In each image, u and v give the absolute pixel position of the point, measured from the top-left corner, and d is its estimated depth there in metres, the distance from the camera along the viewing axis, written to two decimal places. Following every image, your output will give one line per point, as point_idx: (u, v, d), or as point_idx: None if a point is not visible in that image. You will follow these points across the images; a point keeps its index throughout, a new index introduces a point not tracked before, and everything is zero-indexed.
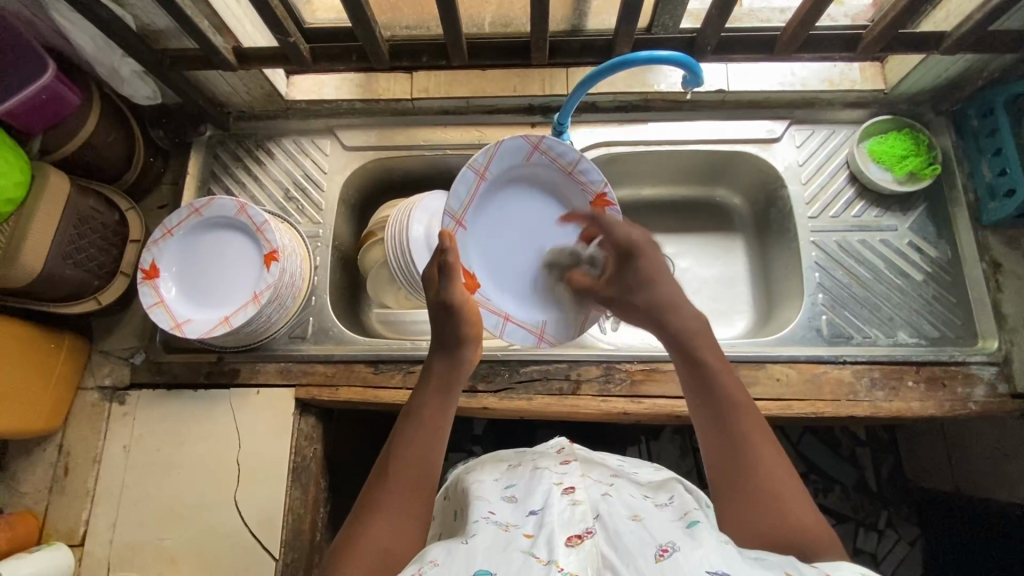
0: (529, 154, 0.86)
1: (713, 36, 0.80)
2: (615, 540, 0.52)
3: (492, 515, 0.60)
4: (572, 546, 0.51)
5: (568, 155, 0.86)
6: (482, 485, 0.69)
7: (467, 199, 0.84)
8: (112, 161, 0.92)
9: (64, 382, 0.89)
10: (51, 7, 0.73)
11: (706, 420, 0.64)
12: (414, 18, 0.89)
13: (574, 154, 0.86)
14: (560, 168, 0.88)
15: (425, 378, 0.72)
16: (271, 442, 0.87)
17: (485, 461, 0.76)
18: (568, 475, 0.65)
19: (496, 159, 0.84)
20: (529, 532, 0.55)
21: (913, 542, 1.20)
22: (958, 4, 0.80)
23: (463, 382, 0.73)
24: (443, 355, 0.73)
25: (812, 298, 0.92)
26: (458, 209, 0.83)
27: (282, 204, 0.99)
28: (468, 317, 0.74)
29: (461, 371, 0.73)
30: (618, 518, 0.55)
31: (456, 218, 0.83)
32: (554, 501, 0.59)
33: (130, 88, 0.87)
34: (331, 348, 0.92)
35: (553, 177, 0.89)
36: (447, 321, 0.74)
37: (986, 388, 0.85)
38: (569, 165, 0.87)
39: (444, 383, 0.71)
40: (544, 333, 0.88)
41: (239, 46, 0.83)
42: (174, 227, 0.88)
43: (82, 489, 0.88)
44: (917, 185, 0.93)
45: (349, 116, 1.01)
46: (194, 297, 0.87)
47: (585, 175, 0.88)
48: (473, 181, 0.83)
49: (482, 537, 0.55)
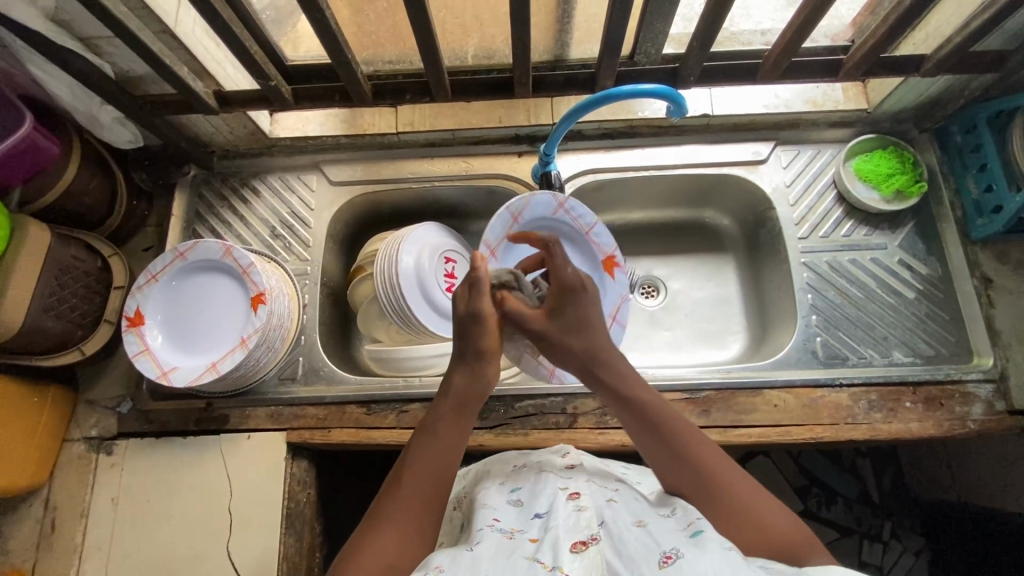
0: (555, 210, 0.91)
1: (695, 66, 0.80)
2: (620, 548, 0.52)
3: (496, 522, 0.59)
4: (577, 553, 0.51)
5: (588, 217, 0.93)
6: (488, 491, 0.67)
7: (498, 235, 0.90)
8: (95, 207, 0.91)
9: (50, 435, 0.87)
10: (26, 60, 0.72)
11: (654, 449, 0.62)
12: (395, 53, 0.88)
13: (591, 219, 0.93)
14: (579, 228, 0.94)
15: (445, 395, 0.66)
16: (264, 487, 0.86)
17: (491, 467, 0.74)
18: (572, 480, 0.64)
19: (529, 209, 0.90)
20: (534, 537, 0.54)
21: (919, 553, 1.17)
22: (938, 26, 0.80)
23: (484, 399, 0.67)
24: (463, 368, 0.67)
25: (806, 320, 0.91)
26: (493, 241, 0.89)
27: (269, 242, 0.98)
28: (493, 330, 0.68)
29: (483, 386, 0.67)
30: (623, 525, 0.55)
31: (489, 249, 0.89)
32: (560, 505, 0.57)
33: (111, 134, 0.86)
34: (323, 389, 0.91)
35: (571, 235, 0.95)
36: (474, 332, 0.67)
37: (984, 407, 0.84)
38: (586, 227, 0.93)
39: (462, 403, 0.65)
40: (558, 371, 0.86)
41: (220, 90, 0.83)
42: (158, 272, 0.86)
43: (69, 545, 0.85)
44: (904, 203, 0.93)
45: (335, 151, 1.01)
46: (194, 326, 0.86)
47: (599, 238, 0.94)
48: (507, 222, 0.89)
49: (486, 545, 0.54)
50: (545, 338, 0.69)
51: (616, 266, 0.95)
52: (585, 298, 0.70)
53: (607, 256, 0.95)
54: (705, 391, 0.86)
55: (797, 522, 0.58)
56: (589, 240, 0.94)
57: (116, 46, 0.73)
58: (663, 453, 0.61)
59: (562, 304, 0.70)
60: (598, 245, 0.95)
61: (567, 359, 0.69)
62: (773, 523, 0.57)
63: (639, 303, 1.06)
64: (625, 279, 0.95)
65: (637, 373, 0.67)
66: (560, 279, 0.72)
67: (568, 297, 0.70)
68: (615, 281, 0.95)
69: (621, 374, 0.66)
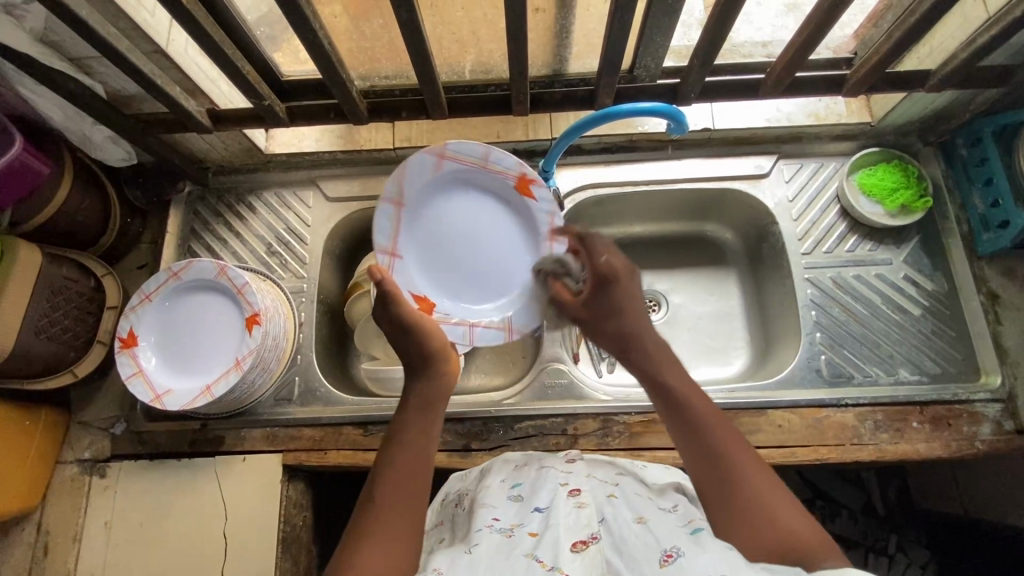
0: (438, 165, 0.83)
1: (696, 82, 0.79)
2: (621, 547, 0.51)
3: (496, 520, 0.58)
4: (577, 552, 0.51)
5: (476, 151, 0.82)
6: (489, 489, 0.65)
7: (392, 231, 0.83)
8: (88, 226, 0.90)
9: (41, 457, 0.86)
10: (16, 82, 0.71)
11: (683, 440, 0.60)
12: (392, 68, 0.86)
13: (479, 149, 0.82)
14: (475, 170, 0.84)
15: (405, 402, 0.65)
16: (260, 510, 0.84)
17: (492, 465, 0.72)
18: (572, 475, 0.63)
19: (406, 183, 0.82)
20: (533, 531, 0.54)
21: (925, 566, 1.15)
22: (942, 41, 0.79)
23: (445, 402, 0.66)
24: (418, 375, 0.67)
25: (810, 337, 0.90)
26: (386, 243, 0.82)
27: (264, 259, 0.97)
28: (433, 331, 0.70)
29: (440, 389, 0.67)
30: (623, 521, 0.53)
31: (386, 251, 0.82)
32: (560, 502, 0.57)
33: (103, 152, 0.85)
34: (319, 410, 0.89)
35: (474, 179, 0.85)
36: (409, 338, 0.69)
37: (992, 426, 0.83)
38: (480, 161, 0.83)
39: (427, 402, 0.64)
40: (513, 325, 0.84)
41: (213, 109, 0.81)
42: (152, 292, 0.85)
43: (62, 570, 0.84)
44: (909, 218, 0.91)
45: (331, 167, 0.99)
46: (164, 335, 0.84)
47: (498, 163, 0.83)
48: (392, 213, 0.82)
49: (486, 547, 0.53)
50: (584, 323, 0.73)
51: (532, 184, 0.84)
52: (622, 287, 0.71)
53: (518, 176, 0.84)
54: None
55: (815, 524, 0.53)
56: (490, 171, 0.84)
57: (108, 66, 0.72)
58: (683, 439, 0.59)
59: (601, 295, 0.71)
60: (502, 172, 0.84)
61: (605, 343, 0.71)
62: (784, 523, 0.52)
63: None
64: (547, 190, 0.84)
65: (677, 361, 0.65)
66: (594, 269, 0.72)
67: (601, 289, 0.71)
68: (536, 200, 0.85)
69: (657, 359, 0.65)
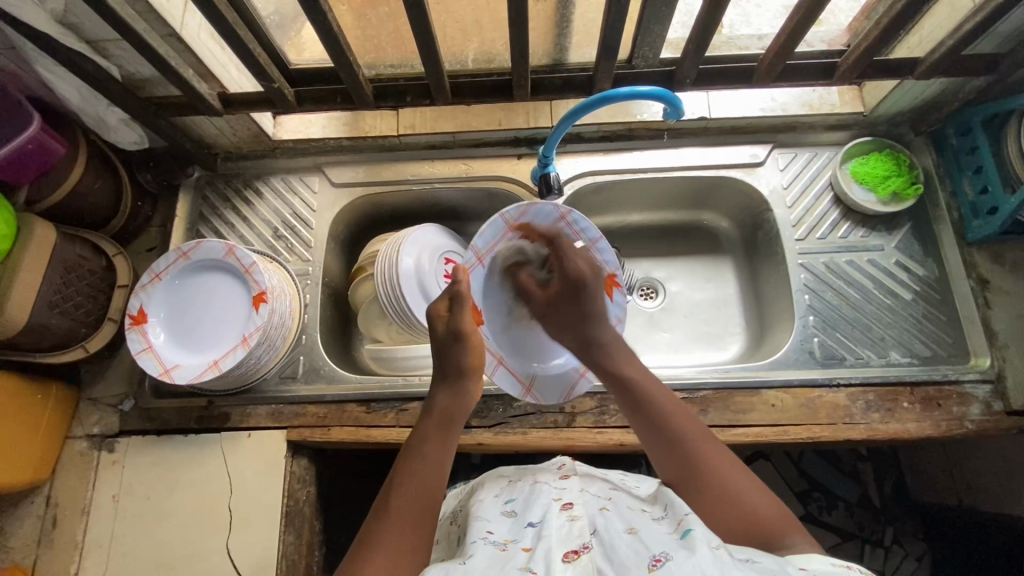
0: (556, 223, 0.85)
1: (691, 69, 0.81)
2: (612, 554, 0.52)
3: (490, 533, 0.60)
4: (568, 562, 0.51)
5: (591, 232, 0.85)
6: (483, 504, 0.68)
7: (491, 242, 0.84)
8: (100, 208, 0.92)
9: (52, 432, 0.88)
10: (37, 63, 0.73)
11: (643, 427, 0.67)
12: (397, 56, 0.89)
13: (596, 234, 0.85)
14: (579, 242, 0.87)
15: (430, 412, 0.69)
16: (265, 484, 0.86)
17: (486, 479, 0.76)
18: (566, 490, 0.64)
19: (528, 218, 0.84)
20: (527, 546, 0.55)
21: (920, 558, 1.17)
22: (930, 32, 0.82)
23: (468, 416, 0.70)
24: (445, 388, 0.70)
25: (803, 320, 0.92)
26: (482, 248, 0.83)
27: (271, 242, 0.99)
28: (474, 346, 0.71)
29: (463, 403, 0.69)
30: (614, 532, 0.55)
31: (476, 255, 0.83)
32: (552, 516, 0.58)
33: (116, 135, 0.88)
34: (323, 388, 0.91)
35: None
36: (456, 349, 0.71)
37: (981, 407, 0.84)
38: (588, 243, 0.86)
39: (447, 418, 0.67)
40: (533, 390, 0.86)
41: (224, 92, 0.85)
42: (162, 271, 0.87)
43: (69, 543, 0.86)
44: (902, 204, 0.93)
45: (336, 154, 1.02)
46: (192, 331, 0.87)
47: (602, 254, 0.86)
48: (501, 229, 0.83)
49: (479, 556, 0.55)
50: (548, 311, 0.83)
51: (617, 285, 0.87)
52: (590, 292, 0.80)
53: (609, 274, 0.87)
54: (703, 391, 0.87)
55: (785, 511, 0.59)
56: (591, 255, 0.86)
57: (124, 48, 0.75)
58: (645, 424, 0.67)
59: (570, 293, 0.81)
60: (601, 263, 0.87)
61: (568, 335, 0.80)
62: (749, 500, 0.59)
63: (638, 304, 1.07)
64: (623, 301, 0.87)
65: (628, 354, 0.74)
66: (566, 272, 0.82)
67: (575, 288, 0.80)
68: (614, 301, 0.87)
69: (611, 352, 0.74)
